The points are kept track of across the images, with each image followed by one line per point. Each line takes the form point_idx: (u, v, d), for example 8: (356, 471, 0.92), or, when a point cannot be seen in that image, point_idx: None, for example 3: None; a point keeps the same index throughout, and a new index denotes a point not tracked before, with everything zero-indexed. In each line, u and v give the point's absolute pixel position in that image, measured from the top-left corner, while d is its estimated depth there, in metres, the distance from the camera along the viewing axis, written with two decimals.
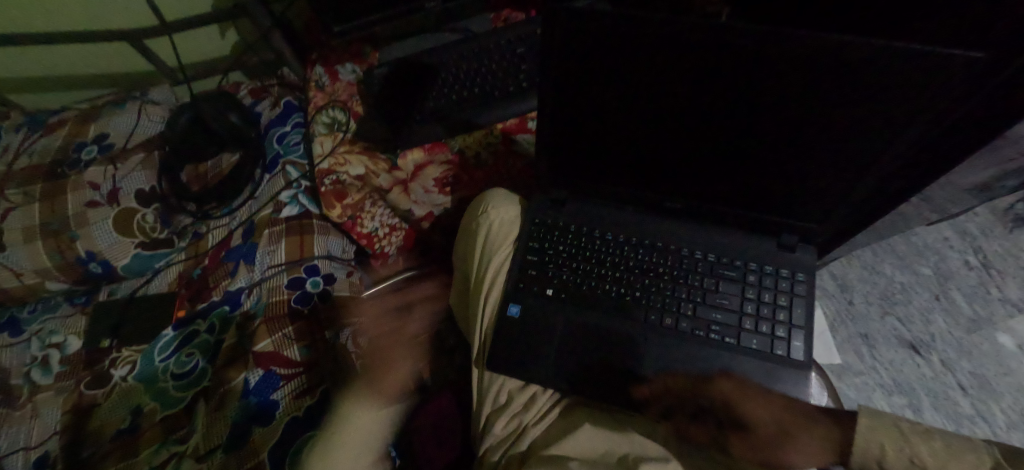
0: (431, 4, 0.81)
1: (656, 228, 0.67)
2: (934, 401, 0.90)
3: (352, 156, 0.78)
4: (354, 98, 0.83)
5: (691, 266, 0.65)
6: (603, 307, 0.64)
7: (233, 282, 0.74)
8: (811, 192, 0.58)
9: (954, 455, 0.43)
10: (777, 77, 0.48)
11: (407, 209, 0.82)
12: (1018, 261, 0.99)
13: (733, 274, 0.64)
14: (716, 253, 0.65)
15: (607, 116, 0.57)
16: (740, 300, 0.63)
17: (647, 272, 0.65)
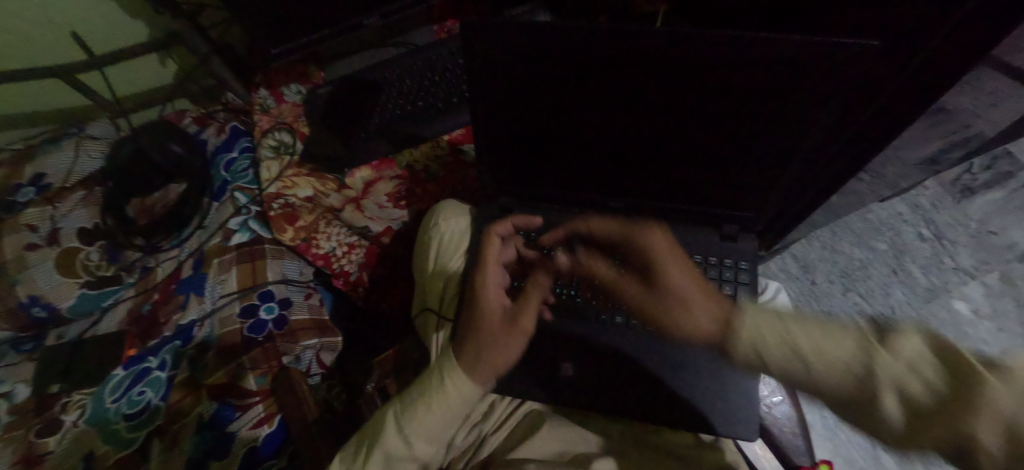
0: (369, 20, 0.81)
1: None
2: None
3: (301, 179, 0.79)
4: (300, 119, 0.82)
5: None
6: (556, 311, 0.65)
7: (184, 314, 0.73)
8: (744, 182, 0.59)
9: (918, 362, 0.34)
10: (694, 74, 0.49)
11: (363, 225, 0.79)
12: (967, 229, 1.03)
13: None
14: None
15: (540, 121, 0.58)
16: None
17: None
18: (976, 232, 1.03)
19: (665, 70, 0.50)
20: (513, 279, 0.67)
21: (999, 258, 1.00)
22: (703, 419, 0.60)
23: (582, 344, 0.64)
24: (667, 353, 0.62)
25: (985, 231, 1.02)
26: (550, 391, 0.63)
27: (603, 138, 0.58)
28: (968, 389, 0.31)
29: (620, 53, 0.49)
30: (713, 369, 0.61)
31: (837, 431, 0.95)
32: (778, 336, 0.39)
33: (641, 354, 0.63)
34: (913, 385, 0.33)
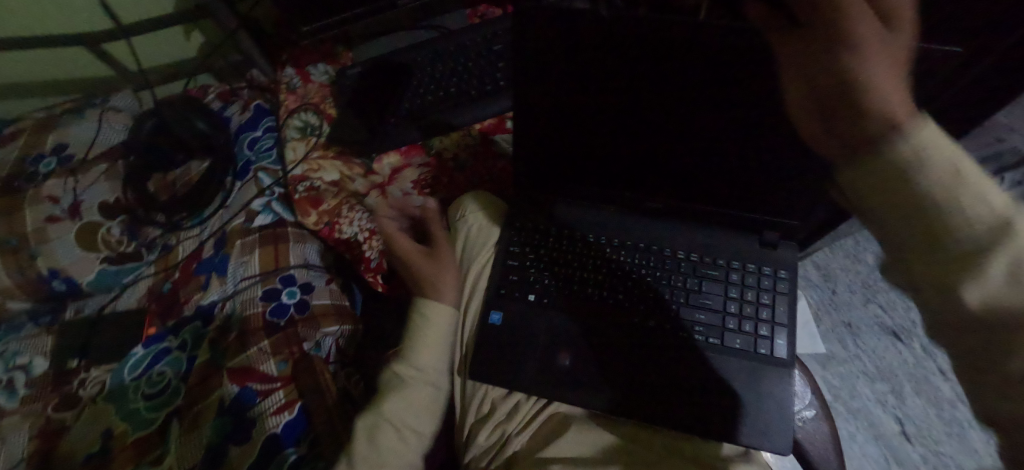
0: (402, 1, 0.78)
1: (637, 228, 0.66)
2: (916, 385, 0.95)
3: (327, 162, 0.76)
4: (327, 101, 0.80)
5: (673, 266, 0.64)
6: (586, 311, 0.63)
7: (206, 295, 0.72)
8: (793, 192, 0.56)
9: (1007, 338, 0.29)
10: (754, 75, 0.46)
11: (387, 211, 0.79)
12: None
13: (716, 274, 0.63)
14: (698, 252, 0.64)
15: (582, 115, 0.55)
16: (723, 300, 0.62)
17: (630, 274, 0.64)
18: None
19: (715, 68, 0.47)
20: (542, 277, 0.65)
21: None
22: (733, 432, 0.58)
23: (614, 346, 0.62)
24: (700, 362, 0.60)
25: None
26: (577, 393, 0.61)
27: (642, 135, 0.56)
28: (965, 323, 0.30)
29: (676, 47, 0.46)
30: (747, 380, 0.59)
31: (853, 442, 0.93)
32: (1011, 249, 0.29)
33: (673, 362, 0.61)
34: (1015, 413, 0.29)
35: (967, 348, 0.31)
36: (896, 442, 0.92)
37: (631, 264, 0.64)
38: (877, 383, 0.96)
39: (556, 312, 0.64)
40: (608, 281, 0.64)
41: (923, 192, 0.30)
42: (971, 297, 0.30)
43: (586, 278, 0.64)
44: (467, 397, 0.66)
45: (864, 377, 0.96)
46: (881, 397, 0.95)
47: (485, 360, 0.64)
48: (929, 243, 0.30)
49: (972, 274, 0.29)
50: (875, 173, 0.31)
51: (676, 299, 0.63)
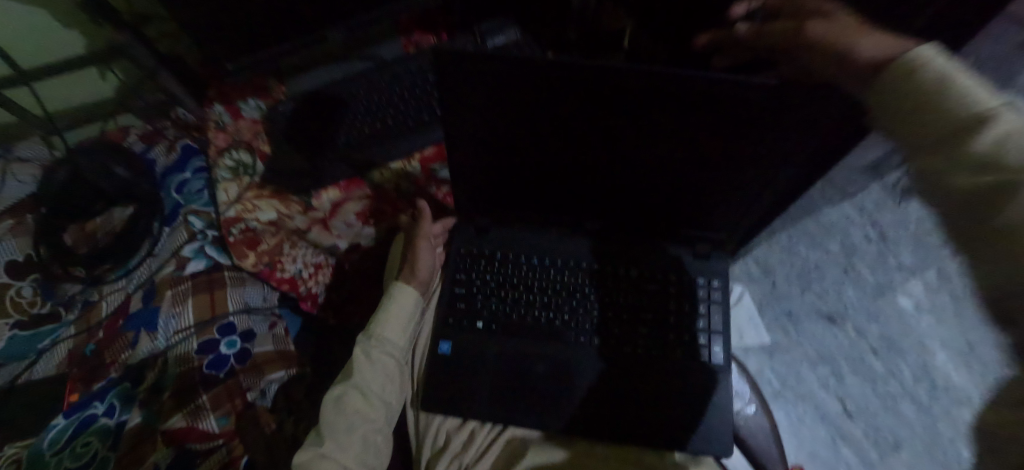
0: (333, 32, 0.77)
1: (578, 248, 0.67)
2: (852, 365, 1.01)
3: (262, 201, 0.73)
4: (260, 138, 0.76)
5: (616, 283, 0.65)
6: (538, 340, 0.63)
7: (135, 353, 0.67)
8: (720, 204, 0.59)
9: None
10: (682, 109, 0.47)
11: (331, 244, 0.80)
12: (909, 229, 1.09)
13: (656, 288, 0.65)
14: (639, 268, 0.66)
15: (517, 146, 0.54)
16: (665, 314, 0.64)
17: (575, 293, 0.65)
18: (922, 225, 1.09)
19: (663, 105, 0.46)
20: (489, 307, 0.65)
21: (938, 254, 1.07)
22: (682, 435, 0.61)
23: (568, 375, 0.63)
24: (644, 372, 0.63)
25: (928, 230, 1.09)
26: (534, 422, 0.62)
27: (584, 167, 0.56)
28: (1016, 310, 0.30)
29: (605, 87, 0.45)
30: (689, 388, 0.62)
31: (801, 424, 0.97)
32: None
33: (618, 377, 0.63)
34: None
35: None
36: (839, 420, 0.98)
37: (576, 282, 0.65)
38: (819, 367, 1.01)
39: (503, 338, 0.64)
40: (557, 303, 0.64)
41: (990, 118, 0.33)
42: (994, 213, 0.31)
43: (532, 300, 0.65)
44: (421, 433, 0.64)
45: (808, 362, 1.01)
46: (823, 380, 1.00)
47: (437, 392, 0.63)
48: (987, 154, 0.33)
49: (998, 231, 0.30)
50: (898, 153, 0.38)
51: (619, 320, 0.64)
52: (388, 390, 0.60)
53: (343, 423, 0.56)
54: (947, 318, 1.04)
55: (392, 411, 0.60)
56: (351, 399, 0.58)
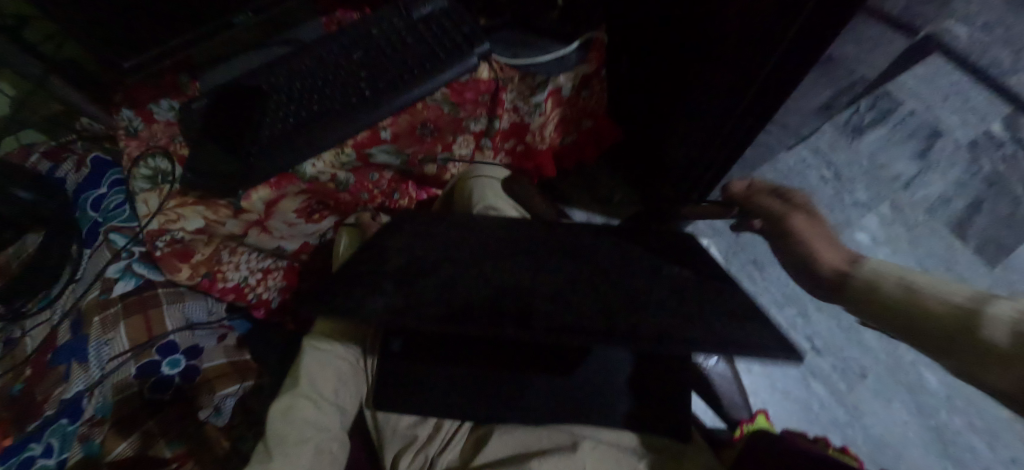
0: (240, 17, 0.70)
1: (532, 239, 0.64)
2: (817, 303, 1.03)
3: (187, 210, 0.68)
4: (176, 140, 0.70)
5: (576, 276, 0.56)
6: (492, 284, 0.54)
7: (68, 387, 0.64)
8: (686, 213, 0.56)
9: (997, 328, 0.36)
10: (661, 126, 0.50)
11: (276, 246, 0.79)
12: (858, 166, 1.30)
13: (624, 278, 0.56)
14: (609, 263, 0.59)
15: None
16: (624, 298, 0.52)
17: (520, 282, 0.55)
18: (868, 168, 1.29)
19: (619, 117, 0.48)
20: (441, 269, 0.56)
21: (888, 188, 1.27)
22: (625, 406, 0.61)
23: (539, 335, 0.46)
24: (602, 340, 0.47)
25: (884, 164, 1.30)
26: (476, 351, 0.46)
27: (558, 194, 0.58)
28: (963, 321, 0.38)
29: None
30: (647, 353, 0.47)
31: (773, 368, 1.00)
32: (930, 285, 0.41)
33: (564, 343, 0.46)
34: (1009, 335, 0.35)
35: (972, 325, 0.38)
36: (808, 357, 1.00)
37: (528, 271, 0.57)
38: (786, 309, 1.03)
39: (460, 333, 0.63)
40: (515, 268, 0.57)
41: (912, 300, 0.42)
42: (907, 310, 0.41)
43: (467, 279, 0.54)
44: (381, 430, 0.64)
45: (774, 306, 1.03)
46: (791, 322, 1.02)
47: (391, 388, 0.62)
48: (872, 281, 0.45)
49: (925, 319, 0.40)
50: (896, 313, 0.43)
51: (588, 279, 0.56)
52: (346, 393, 0.61)
53: (296, 430, 0.55)
54: (901, 246, 1.21)
55: (342, 417, 0.59)
56: (302, 409, 0.57)
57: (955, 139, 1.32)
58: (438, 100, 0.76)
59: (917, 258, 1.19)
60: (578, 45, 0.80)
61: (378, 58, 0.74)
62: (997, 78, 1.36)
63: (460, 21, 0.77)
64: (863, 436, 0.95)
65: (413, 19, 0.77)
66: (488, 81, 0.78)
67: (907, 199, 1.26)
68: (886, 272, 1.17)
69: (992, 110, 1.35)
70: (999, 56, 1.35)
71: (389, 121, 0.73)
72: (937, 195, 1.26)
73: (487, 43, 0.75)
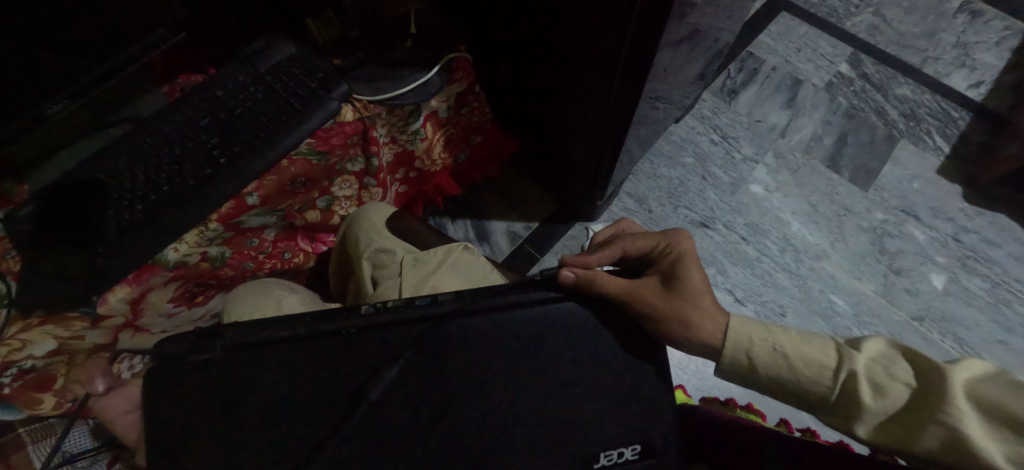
0: (56, 106, 0.62)
1: (439, 270, 0.62)
2: (730, 258, 1.21)
3: (33, 333, 0.60)
4: (9, 258, 0.60)
5: (509, 380, 0.44)
6: (373, 394, 0.42)
7: None
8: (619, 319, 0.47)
9: (907, 409, 0.43)
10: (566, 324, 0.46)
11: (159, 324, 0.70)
12: (739, 124, 1.38)
13: (570, 362, 0.45)
14: (560, 343, 0.45)
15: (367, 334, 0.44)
16: (557, 436, 0.43)
17: (433, 439, 0.41)
18: (747, 124, 1.39)
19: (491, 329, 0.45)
20: (323, 373, 0.42)
21: (768, 139, 1.36)
22: None
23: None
24: (523, 457, 0.42)
25: (760, 116, 1.39)
26: (370, 436, 0.41)
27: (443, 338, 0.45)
28: (849, 400, 0.45)
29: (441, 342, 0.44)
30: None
31: None
32: (863, 375, 0.45)
33: None
34: (897, 396, 0.44)
35: (843, 417, 0.46)
36: None
37: (449, 398, 0.43)
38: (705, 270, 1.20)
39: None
40: (415, 345, 0.44)
41: (816, 389, 0.47)
42: (817, 402, 0.47)
43: (368, 433, 0.41)
44: None
45: None
46: None
47: None
48: (800, 392, 0.48)
49: (817, 401, 0.47)
50: (791, 391, 0.48)
51: (528, 359, 0.45)
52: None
53: None
54: (792, 190, 1.30)
55: None
56: None
57: (814, 83, 1.44)
58: (304, 152, 0.72)
59: (806, 196, 1.29)
60: (438, 69, 0.80)
61: (228, 121, 0.69)
62: (835, 24, 1.52)
63: (311, 66, 0.73)
64: None
65: (261, 72, 0.72)
66: (353, 122, 0.76)
67: (786, 145, 1.35)
68: (783, 216, 1.26)
69: (837, 52, 1.48)
70: (833, 5, 1.55)
71: (254, 186, 0.70)
72: (809, 136, 1.36)
73: (344, 84, 0.73)
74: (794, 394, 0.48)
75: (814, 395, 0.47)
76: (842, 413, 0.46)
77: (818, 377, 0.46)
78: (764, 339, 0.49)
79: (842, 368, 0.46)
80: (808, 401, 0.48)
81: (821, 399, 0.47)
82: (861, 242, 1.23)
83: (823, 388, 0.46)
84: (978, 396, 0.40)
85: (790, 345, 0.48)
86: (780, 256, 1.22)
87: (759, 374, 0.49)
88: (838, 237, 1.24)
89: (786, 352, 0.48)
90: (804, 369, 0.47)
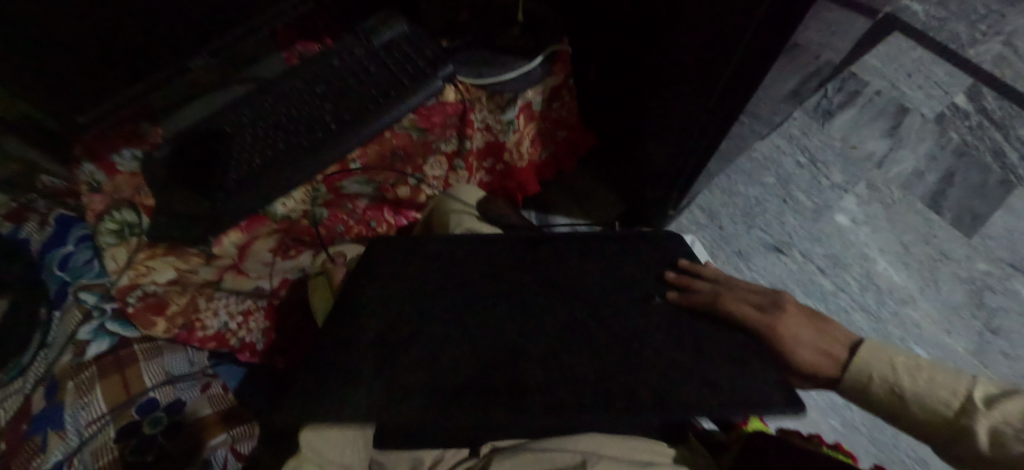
0: (197, 61, 0.68)
1: (522, 259, 0.64)
2: (804, 288, 1.15)
3: (156, 262, 0.69)
4: (142, 192, 0.68)
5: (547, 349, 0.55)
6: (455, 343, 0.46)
7: (47, 458, 0.61)
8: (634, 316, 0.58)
9: None
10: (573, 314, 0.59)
11: (254, 287, 0.80)
12: (832, 148, 1.31)
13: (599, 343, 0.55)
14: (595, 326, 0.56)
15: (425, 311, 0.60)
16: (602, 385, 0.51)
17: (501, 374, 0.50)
18: (841, 149, 1.31)
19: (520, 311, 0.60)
20: None
21: (863, 167, 1.28)
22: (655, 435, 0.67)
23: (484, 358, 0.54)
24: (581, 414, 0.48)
25: (856, 141, 1.31)
26: None
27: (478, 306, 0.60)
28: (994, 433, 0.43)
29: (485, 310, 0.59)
30: None
31: None
32: (969, 432, 0.44)
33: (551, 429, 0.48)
34: None
35: (956, 445, 0.45)
36: None
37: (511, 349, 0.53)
38: None
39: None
40: None
41: (932, 411, 0.46)
42: (938, 431, 0.46)
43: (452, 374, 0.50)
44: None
45: None
46: None
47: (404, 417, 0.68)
48: (914, 411, 0.47)
49: (934, 428, 0.46)
50: (898, 415, 0.47)
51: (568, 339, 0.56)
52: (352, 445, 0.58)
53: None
54: (881, 224, 1.22)
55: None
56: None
57: (923, 113, 1.33)
58: (405, 127, 0.76)
59: (897, 234, 1.21)
60: (541, 60, 0.80)
61: (340, 89, 0.73)
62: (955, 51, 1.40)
63: (421, 45, 0.76)
64: (862, 417, 1.05)
65: (374, 47, 0.76)
66: (454, 103, 0.78)
67: (881, 177, 1.27)
68: (868, 252, 1.18)
69: (955, 82, 1.37)
70: (955, 30, 1.42)
71: (358, 153, 0.74)
72: (910, 170, 1.27)
73: (451, 65, 0.75)
74: (904, 415, 0.47)
75: (933, 424, 0.46)
76: (968, 448, 0.44)
77: (944, 409, 0.45)
78: (883, 379, 0.48)
79: (972, 421, 0.44)
80: (899, 414, 0.47)
81: (963, 437, 0.44)
82: (955, 292, 1.14)
83: (944, 411, 0.45)
84: (1007, 434, 0.42)
85: (999, 409, 0.43)
86: (860, 294, 1.15)
87: (879, 402, 0.48)
88: (930, 282, 1.16)
89: (907, 399, 0.47)
90: (922, 401, 0.46)
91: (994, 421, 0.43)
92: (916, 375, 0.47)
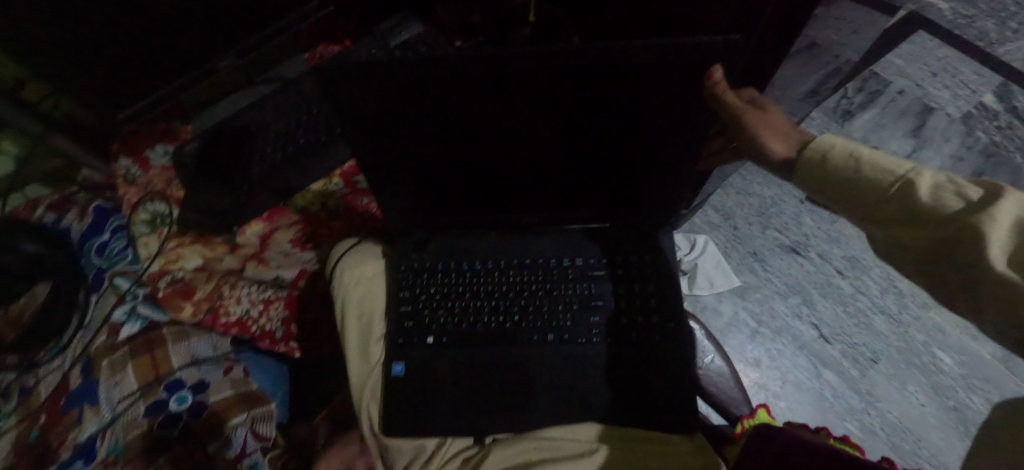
0: (225, 61, 0.72)
1: None
2: (821, 290, 1.14)
3: (185, 249, 0.74)
4: (173, 184, 0.75)
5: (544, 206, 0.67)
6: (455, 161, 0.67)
7: (82, 430, 0.67)
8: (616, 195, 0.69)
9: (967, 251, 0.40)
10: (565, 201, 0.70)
11: (274, 276, 0.79)
12: None
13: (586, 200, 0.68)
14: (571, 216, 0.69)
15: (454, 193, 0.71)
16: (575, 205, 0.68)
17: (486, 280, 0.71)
18: None
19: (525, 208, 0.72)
20: None
21: None
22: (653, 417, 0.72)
23: (511, 67, 0.56)
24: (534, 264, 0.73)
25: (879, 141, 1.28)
26: None
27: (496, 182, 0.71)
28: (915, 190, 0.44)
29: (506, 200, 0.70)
30: None
31: (782, 358, 1.10)
32: (905, 184, 0.44)
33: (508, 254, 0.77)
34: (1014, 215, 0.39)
35: (877, 211, 0.46)
36: (816, 346, 1.10)
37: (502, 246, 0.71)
38: (789, 298, 1.14)
39: (478, 339, 0.75)
40: None
41: (868, 176, 0.47)
42: (862, 193, 0.47)
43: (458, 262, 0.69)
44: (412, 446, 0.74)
45: (777, 296, 1.14)
46: (794, 310, 1.13)
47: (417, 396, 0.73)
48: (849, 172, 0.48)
49: (855, 189, 0.47)
50: (829, 177, 0.49)
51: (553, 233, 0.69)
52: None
53: None
54: None
55: None
56: None
57: (948, 113, 1.31)
58: None
59: None
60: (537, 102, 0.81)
61: None
62: (985, 48, 1.38)
63: (436, 44, 0.80)
64: (880, 421, 1.04)
65: (390, 46, 0.79)
66: None
67: None
68: None
69: (982, 81, 1.34)
70: (983, 27, 1.40)
71: None
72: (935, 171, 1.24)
73: None
74: (837, 182, 0.48)
75: (864, 179, 0.47)
76: (886, 213, 0.46)
77: (885, 175, 0.46)
78: None
79: (911, 176, 0.44)
80: (829, 182, 0.49)
81: (884, 193, 0.45)
82: None
83: (887, 173, 0.46)
84: (931, 191, 0.43)
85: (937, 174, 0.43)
86: (880, 297, 1.13)
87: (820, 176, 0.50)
88: None
89: (859, 160, 0.47)
90: (868, 165, 0.47)
91: (935, 180, 0.43)
92: (865, 176, 0.47)
